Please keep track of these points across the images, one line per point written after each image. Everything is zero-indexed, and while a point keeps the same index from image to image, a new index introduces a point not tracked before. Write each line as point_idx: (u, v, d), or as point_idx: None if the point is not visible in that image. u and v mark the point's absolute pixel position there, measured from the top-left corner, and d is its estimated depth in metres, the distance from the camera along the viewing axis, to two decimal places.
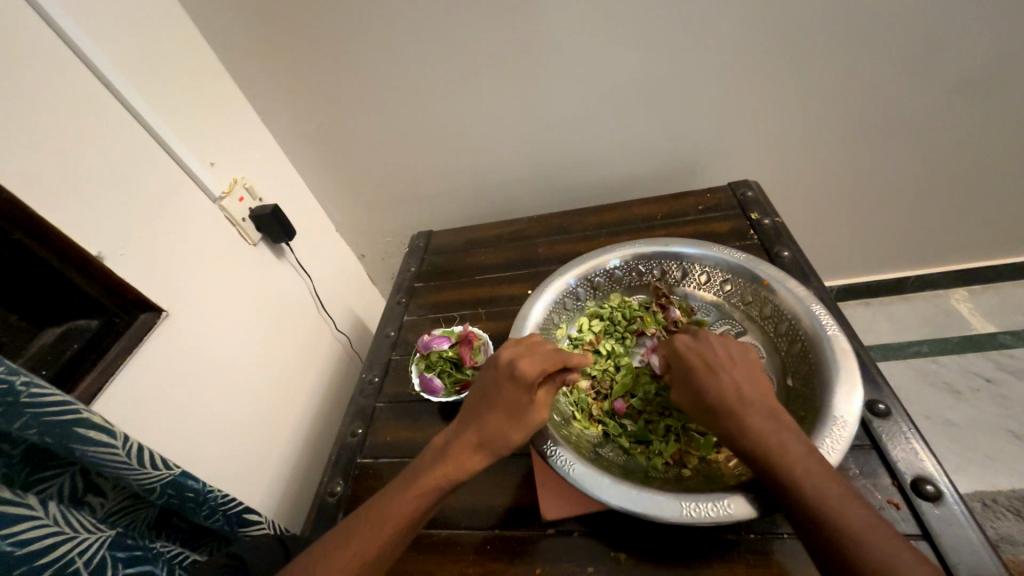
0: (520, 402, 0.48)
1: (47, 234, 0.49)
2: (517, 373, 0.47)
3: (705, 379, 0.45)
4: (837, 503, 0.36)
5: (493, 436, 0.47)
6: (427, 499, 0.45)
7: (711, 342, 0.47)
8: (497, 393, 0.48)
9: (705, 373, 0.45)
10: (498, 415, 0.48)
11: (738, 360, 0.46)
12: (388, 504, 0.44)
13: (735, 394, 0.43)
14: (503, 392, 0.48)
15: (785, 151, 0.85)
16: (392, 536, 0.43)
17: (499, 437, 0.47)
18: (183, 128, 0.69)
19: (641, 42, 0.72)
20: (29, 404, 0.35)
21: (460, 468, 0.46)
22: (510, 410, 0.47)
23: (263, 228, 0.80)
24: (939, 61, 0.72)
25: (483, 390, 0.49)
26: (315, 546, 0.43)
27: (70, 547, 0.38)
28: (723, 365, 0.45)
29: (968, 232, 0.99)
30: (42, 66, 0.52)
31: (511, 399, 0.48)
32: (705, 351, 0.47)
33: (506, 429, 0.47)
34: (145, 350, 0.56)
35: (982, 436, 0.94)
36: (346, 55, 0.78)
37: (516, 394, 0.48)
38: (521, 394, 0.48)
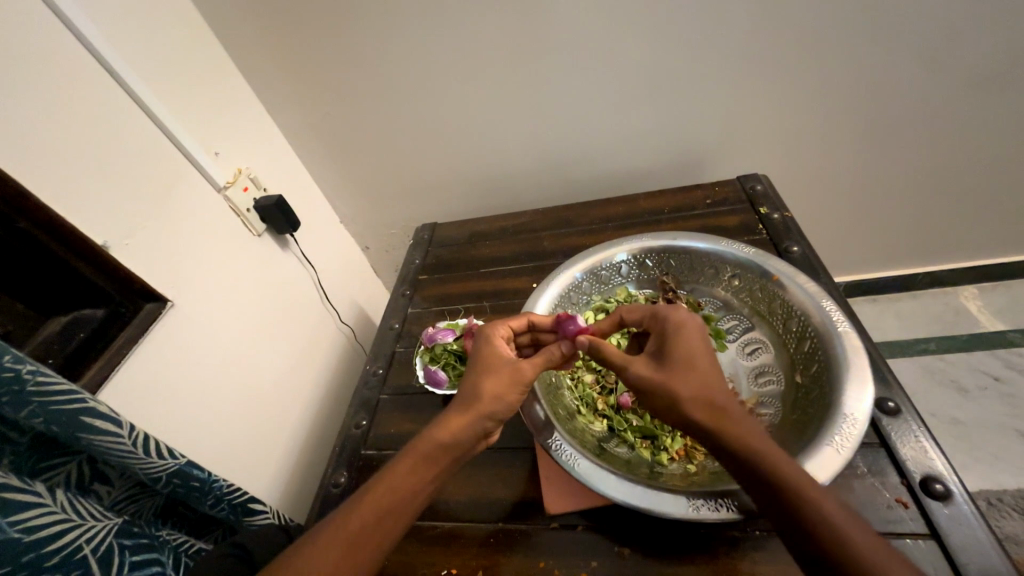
0: (500, 360, 0.47)
1: (54, 224, 0.49)
2: (485, 336, 0.50)
3: (678, 374, 0.42)
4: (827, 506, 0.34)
5: (474, 396, 0.44)
6: (416, 473, 0.41)
7: (687, 326, 0.45)
8: (475, 358, 0.48)
9: (687, 367, 0.42)
10: (481, 377, 0.45)
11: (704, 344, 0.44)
12: (370, 485, 0.40)
13: (710, 391, 0.40)
14: (478, 355, 0.48)
15: (795, 145, 0.84)
16: (378, 519, 0.39)
17: (486, 396, 0.44)
18: (187, 118, 0.69)
19: (651, 33, 0.71)
20: (35, 393, 0.35)
21: (448, 435, 0.42)
22: (484, 365, 0.46)
23: (267, 219, 0.80)
24: (957, 54, 0.70)
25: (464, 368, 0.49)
26: (299, 540, 0.39)
27: (77, 534, 0.38)
28: (692, 355, 0.43)
29: (979, 229, 0.98)
30: (47, 54, 0.51)
31: (490, 362, 0.47)
32: (670, 342, 0.44)
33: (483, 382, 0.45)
34: (149, 339, 0.56)
35: (989, 434, 0.93)
36: (351, 44, 0.77)
37: (492, 357, 0.47)
38: (498, 356, 0.47)
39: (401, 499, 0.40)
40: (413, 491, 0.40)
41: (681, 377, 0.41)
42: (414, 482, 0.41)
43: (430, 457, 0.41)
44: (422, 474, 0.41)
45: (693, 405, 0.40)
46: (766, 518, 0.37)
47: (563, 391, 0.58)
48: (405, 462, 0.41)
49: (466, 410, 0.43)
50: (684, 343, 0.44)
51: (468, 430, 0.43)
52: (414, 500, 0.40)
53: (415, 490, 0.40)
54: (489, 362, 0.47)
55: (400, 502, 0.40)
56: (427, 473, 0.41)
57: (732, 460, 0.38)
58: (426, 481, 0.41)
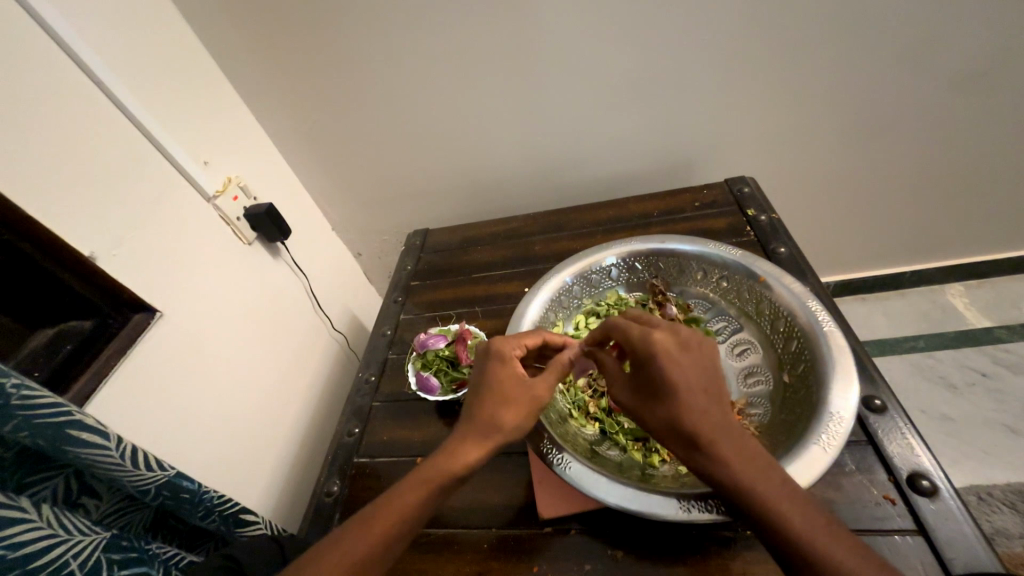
0: (517, 385, 0.46)
1: (39, 236, 0.49)
2: (502, 354, 0.48)
3: (648, 406, 0.41)
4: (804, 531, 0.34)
5: (493, 425, 0.44)
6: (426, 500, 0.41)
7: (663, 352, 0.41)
8: (492, 379, 0.46)
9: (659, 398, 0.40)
10: (500, 406, 0.45)
11: (680, 370, 0.40)
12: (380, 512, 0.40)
13: (675, 423, 0.39)
14: (496, 376, 0.47)
15: (781, 147, 0.85)
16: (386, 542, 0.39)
17: (506, 427, 0.44)
18: (175, 129, 0.68)
19: (637, 37, 0.72)
20: (20, 407, 0.35)
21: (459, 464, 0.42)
22: (505, 392, 0.45)
23: (257, 227, 0.79)
24: (936, 56, 0.72)
25: (473, 385, 0.48)
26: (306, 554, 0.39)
27: (63, 550, 0.37)
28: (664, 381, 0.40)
29: (963, 227, 0.99)
30: (31, 64, 0.51)
31: (514, 390, 0.46)
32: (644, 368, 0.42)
33: (503, 412, 0.44)
34: (139, 350, 0.56)
35: (977, 430, 0.95)
36: (340, 53, 0.78)
37: (513, 382, 0.46)
38: (519, 381, 0.46)
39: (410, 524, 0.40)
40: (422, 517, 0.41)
41: (650, 409, 0.41)
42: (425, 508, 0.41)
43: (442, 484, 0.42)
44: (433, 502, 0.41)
45: (665, 439, 0.40)
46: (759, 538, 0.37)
47: (555, 396, 0.59)
48: (416, 490, 0.41)
49: (483, 440, 0.43)
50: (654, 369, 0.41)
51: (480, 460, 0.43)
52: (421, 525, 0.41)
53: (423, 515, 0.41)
54: (512, 388, 0.46)
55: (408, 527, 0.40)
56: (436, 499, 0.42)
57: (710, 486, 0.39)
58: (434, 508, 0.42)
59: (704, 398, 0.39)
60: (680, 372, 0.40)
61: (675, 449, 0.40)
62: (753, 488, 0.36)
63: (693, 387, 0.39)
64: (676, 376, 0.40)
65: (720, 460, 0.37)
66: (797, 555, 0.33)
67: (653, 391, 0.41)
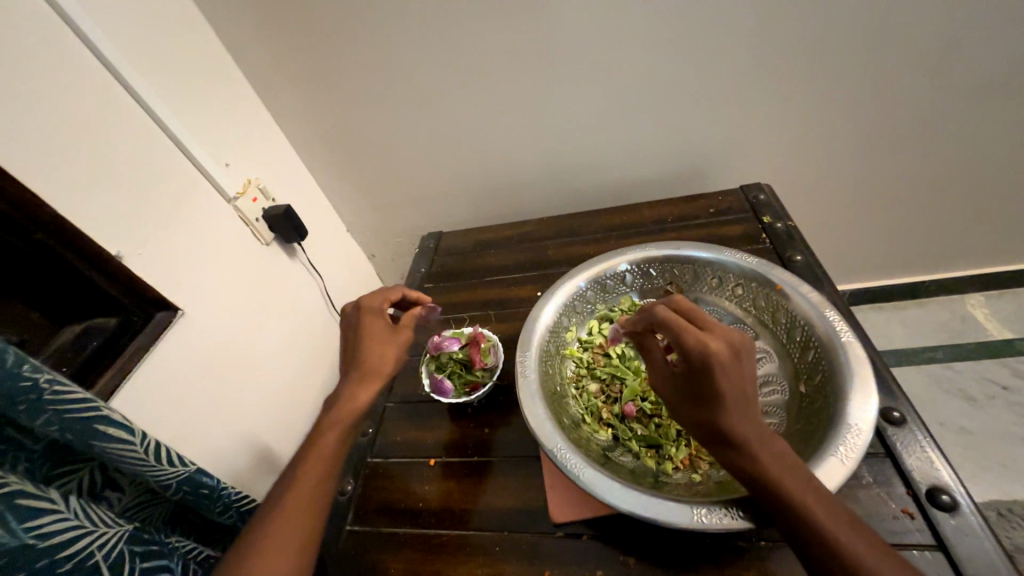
0: (376, 329, 0.55)
1: (66, 232, 0.50)
2: (364, 310, 0.57)
3: (691, 407, 0.42)
4: (838, 534, 0.36)
5: (365, 362, 0.53)
6: (306, 457, 0.48)
7: (714, 356, 0.41)
8: (359, 330, 0.55)
9: (705, 397, 0.41)
10: (365, 346, 0.54)
11: (728, 374, 0.40)
12: (273, 493, 0.47)
13: (717, 427, 0.40)
14: (364, 327, 0.55)
15: (799, 153, 0.84)
16: (294, 498, 0.45)
17: (372, 360, 0.53)
18: (199, 132, 0.70)
19: (653, 44, 0.72)
20: (52, 401, 0.36)
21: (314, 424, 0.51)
22: (370, 336, 0.55)
23: (275, 228, 0.81)
24: (959, 63, 0.71)
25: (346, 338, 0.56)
26: (232, 550, 0.43)
27: (90, 540, 0.38)
28: (713, 384, 0.40)
29: (984, 237, 0.97)
30: (61, 69, 0.52)
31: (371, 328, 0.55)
32: (689, 368, 0.42)
33: (369, 352, 0.53)
34: (161, 348, 0.57)
35: (998, 444, 0.93)
36: (360, 59, 0.79)
37: (373, 325, 0.56)
38: (377, 325, 0.56)
39: (310, 475, 0.47)
40: (318, 468, 0.47)
41: (692, 409, 0.42)
42: (312, 461, 0.47)
43: (310, 440, 0.49)
44: (317, 453, 0.48)
45: (705, 433, 0.41)
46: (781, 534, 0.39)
47: (568, 400, 0.59)
48: (292, 464, 0.48)
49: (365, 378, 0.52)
50: (703, 371, 0.41)
51: (332, 404, 0.51)
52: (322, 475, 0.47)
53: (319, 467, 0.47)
54: (362, 329, 0.55)
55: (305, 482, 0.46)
56: (321, 448, 0.48)
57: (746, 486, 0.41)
58: (325, 456, 0.48)
59: (746, 403, 0.40)
60: (731, 378, 0.40)
61: (714, 451, 0.41)
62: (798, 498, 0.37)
63: (738, 391, 0.40)
64: (729, 379, 0.40)
65: (762, 468, 0.39)
66: (825, 555, 0.35)
67: (701, 390, 0.41)
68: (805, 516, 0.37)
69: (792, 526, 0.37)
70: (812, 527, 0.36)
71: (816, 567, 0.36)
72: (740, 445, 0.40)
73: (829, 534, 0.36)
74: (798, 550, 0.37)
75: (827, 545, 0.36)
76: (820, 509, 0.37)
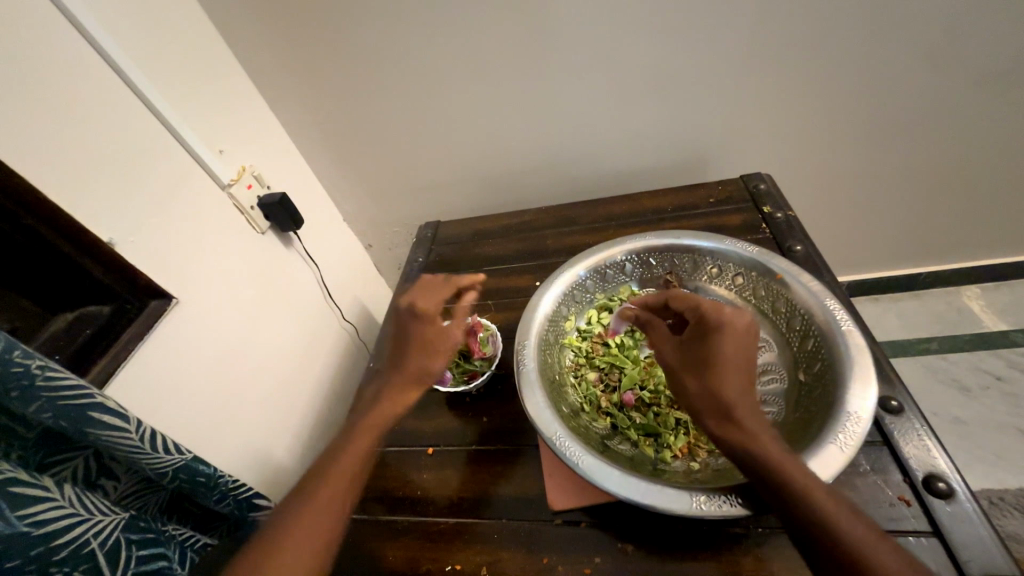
0: (427, 330, 0.54)
1: (56, 218, 0.49)
2: (417, 309, 0.55)
3: (696, 369, 0.44)
4: (831, 511, 0.36)
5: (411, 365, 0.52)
6: (339, 457, 0.46)
7: (731, 328, 0.45)
8: (408, 333, 0.54)
9: (715, 366, 0.44)
10: (410, 349, 0.53)
11: (739, 343, 0.44)
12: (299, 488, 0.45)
13: (720, 389, 0.42)
14: (413, 327, 0.54)
15: (800, 142, 0.84)
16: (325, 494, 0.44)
17: (419, 361, 0.52)
18: (193, 119, 0.69)
19: (654, 32, 0.71)
20: (44, 389, 0.36)
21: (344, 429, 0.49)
22: (422, 337, 0.53)
23: (270, 216, 0.80)
24: (965, 52, 0.70)
25: (394, 339, 0.54)
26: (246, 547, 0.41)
27: (85, 528, 0.38)
28: (725, 353, 0.44)
29: (982, 228, 0.97)
30: (49, 52, 0.51)
31: (428, 336, 0.53)
32: (706, 339, 0.46)
33: (419, 357, 0.52)
34: (155, 336, 0.57)
35: (991, 433, 0.94)
36: (357, 46, 0.78)
37: (425, 326, 0.54)
38: (429, 325, 0.54)
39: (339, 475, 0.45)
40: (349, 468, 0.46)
41: (697, 377, 0.44)
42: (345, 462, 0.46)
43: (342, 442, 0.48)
44: (347, 454, 0.47)
45: (706, 401, 0.43)
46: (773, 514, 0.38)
47: (567, 389, 0.59)
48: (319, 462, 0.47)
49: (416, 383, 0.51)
50: (718, 340, 0.45)
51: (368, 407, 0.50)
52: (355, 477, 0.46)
53: (352, 467, 0.46)
54: (410, 336, 0.53)
55: (337, 482, 0.45)
56: (355, 450, 0.47)
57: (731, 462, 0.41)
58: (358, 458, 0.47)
59: (748, 377, 0.43)
60: (741, 351, 0.44)
61: (709, 417, 0.42)
62: (788, 471, 0.38)
63: (743, 365, 0.44)
64: (740, 353, 0.44)
65: (757, 441, 0.40)
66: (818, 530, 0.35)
67: (709, 359, 0.44)
68: (792, 489, 0.37)
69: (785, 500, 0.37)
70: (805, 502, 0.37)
71: (809, 542, 0.36)
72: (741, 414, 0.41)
73: (821, 510, 0.36)
74: (790, 525, 0.37)
75: (818, 519, 0.36)
76: (812, 486, 0.37)
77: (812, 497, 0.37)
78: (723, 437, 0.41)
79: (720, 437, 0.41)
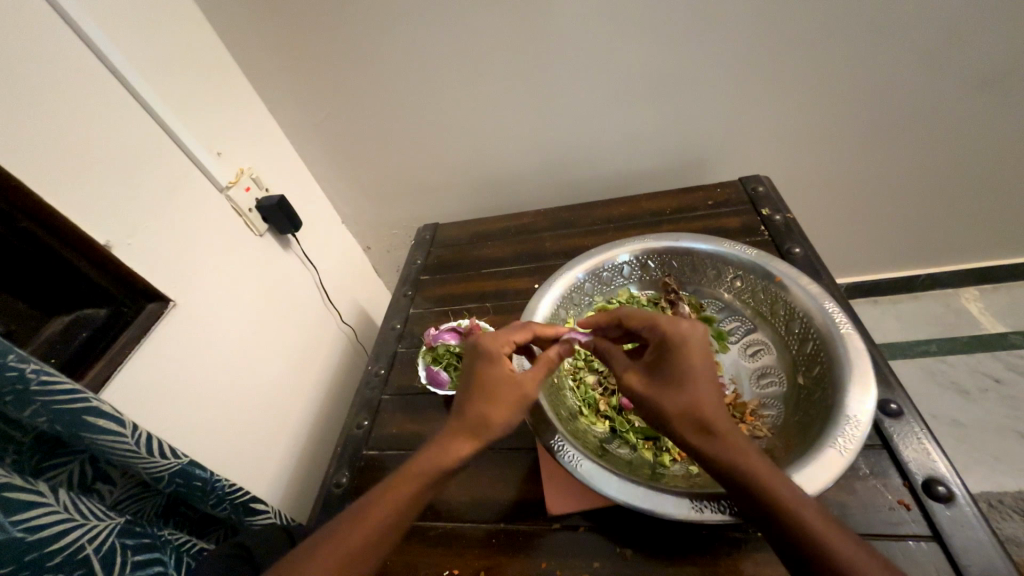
0: (508, 378, 0.45)
1: (53, 221, 0.49)
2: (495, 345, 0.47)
3: (667, 389, 0.43)
4: (814, 521, 0.36)
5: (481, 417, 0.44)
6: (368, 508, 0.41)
7: (687, 343, 0.44)
8: (487, 375, 0.45)
9: (678, 382, 0.42)
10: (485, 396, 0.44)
11: (702, 358, 0.43)
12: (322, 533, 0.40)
13: (694, 407, 0.41)
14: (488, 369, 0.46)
15: (798, 145, 0.84)
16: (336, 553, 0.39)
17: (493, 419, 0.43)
18: (191, 121, 0.69)
19: (652, 35, 0.71)
20: (39, 393, 0.35)
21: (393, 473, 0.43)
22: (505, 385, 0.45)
23: (268, 219, 0.79)
24: (963, 55, 0.70)
25: (469, 374, 0.47)
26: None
27: (80, 533, 0.38)
28: (686, 369, 0.43)
29: (980, 231, 0.98)
30: (46, 55, 0.51)
31: (498, 380, 0.45)
32: (666, 355, 0.44)
33: (493, 410, 0.44)
34: (152, 339, 0.56)
35: (990, 436, 0.93)
36: (356, 49, 0.78)
37: (509, 372, 0.46)
38: (512, 371, 0.46)
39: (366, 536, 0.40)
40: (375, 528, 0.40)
41: (664, 393, 0.43)
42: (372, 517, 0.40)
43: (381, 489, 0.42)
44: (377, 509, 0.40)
45: (677, 420, 0.41)
46: (756, 527, 0.38)
47: (565, 393, 0.59)
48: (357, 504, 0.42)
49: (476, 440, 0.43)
50: (677, 356, 0.44)
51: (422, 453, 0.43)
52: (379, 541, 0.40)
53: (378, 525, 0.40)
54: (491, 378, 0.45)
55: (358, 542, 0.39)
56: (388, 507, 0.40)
57: (713, 477, 0.40)
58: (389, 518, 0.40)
59: (713, 391, 0.42)
60: (702, 365, 0.43)
61: (688, 436, 0.41)
62: (767, 483, 0.37)
63: (706, 379, 0.43)
64: (699, 367, 0.43)
65: (733, 454, 0.39)
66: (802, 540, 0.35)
67: (671, 375, 0.43)
68: (779, 503, 0.37)
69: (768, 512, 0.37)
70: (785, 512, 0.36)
71: (795, 553, 0.36)
72: (711, 431, 0.40)
73: (802, 519, 0.36)
74: (775, 537, 0.37)
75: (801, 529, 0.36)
76: (791, 495, 0.37)
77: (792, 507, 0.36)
78: (705, 455, 0.40)
79: (702, 455, 0.40)
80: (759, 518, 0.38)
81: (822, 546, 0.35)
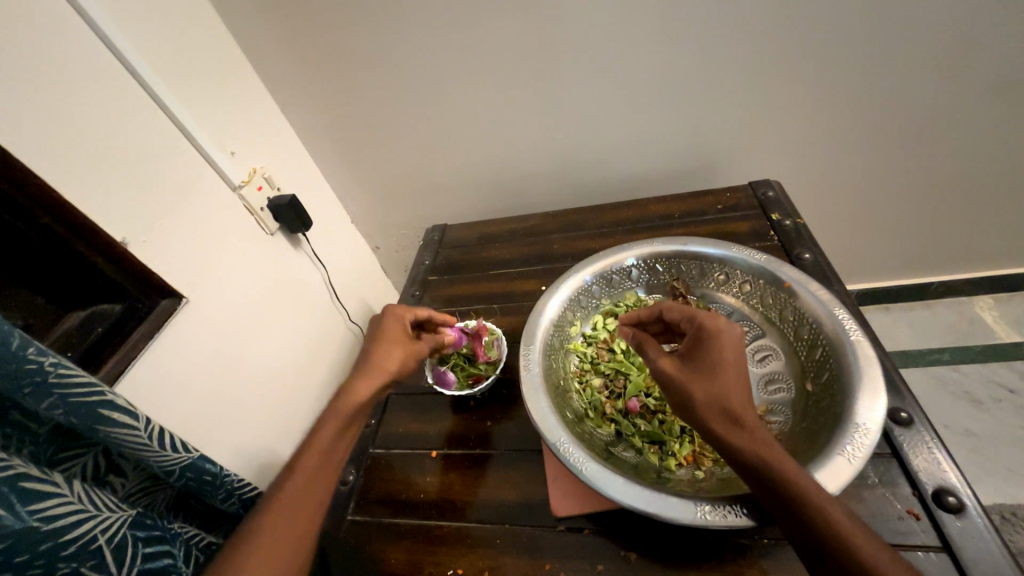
0: (398, 335, 0.55)
1: (71, 219, 0.50)
2: (398, 312, 0.57)
3: (697, 378, 0.43)
4: (837, 519, 0.36)
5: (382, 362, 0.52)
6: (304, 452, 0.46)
7: (726, 336, 0.45)
8: (387, 331, 0.55)
9: (712, 372, 0.43)
10: (384, 345, 0.54)
11: (736, 353, 0.44)
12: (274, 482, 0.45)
13: (723, 398, 0.42)
14: (390, 329, 0.55)
15: (809, 150, 0.83)
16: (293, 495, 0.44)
17: (392, 361, 0.53)
18: (205, 122, 0.70)
19: (663, 39, 0.71)
20: (56, 385, 0.36)
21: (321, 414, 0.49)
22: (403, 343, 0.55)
23: (280, 218, 0.80)
24: (979, 61, 0.69)
25: (368, 331, 0.56)
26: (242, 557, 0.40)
27: (93, 524, 0.38)
28: (720, 360, 0.43)
29: (995, 238, 0.96)
30: (68, 56, 0.52)
31: (391, 331, 0.55)
32: (702, 346, 0.45)
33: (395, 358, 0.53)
34: (166, 333, 0.57)
35: (1002, 447, 0.92)
36: (368, 51, 0.78)
37: (398, 331, 0.56)
38: (403, 331, 0.56)
39: (305, 473, 0.45)
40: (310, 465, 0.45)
41: (696, 382, 0.43)
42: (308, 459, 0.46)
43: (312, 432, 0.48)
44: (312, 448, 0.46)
45: (706, 408, 0.42)
46: (776, 523, 0.38)
47: (571, 395, 0.59)
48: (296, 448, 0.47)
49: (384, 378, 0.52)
50: (713, 347, 0.44)
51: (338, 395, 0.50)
52: (320, 473, 0.46)
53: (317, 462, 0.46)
54: (387, 334, 0.55)
55: (305, 480, 0.45)
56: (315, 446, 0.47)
57: (736, 470, 0.40)
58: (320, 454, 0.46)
59: (745, 383, 0.43)
60: (737, 358, 0.43)
61: (714, 425, 0.41)
62: (791, 477, 0.37)
63: (741, 372, 0.43)
64: (736, 360, 0.43)
65: (758, 446, 0.39)
66: (822, 535, 0.35)
67: (706, 365, 0.43)
68: (801, 498, 0.37)
69: (790, 506, 0.37)
70: (806, 507, 0.36)
71: (813, 548, 0.35)
72: (739, 421, 0.41)
73: (825, 515, 0.36)
74: (793, 531, 0.37)
75: (821, 525, 0.35)
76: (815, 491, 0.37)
77: (816, 503, 0.36)
78: (730, 445, 0.40)
79: (726, 444, 0.40)
80: (779, 513, 0.37)
81: (843, 543, 0.35)
